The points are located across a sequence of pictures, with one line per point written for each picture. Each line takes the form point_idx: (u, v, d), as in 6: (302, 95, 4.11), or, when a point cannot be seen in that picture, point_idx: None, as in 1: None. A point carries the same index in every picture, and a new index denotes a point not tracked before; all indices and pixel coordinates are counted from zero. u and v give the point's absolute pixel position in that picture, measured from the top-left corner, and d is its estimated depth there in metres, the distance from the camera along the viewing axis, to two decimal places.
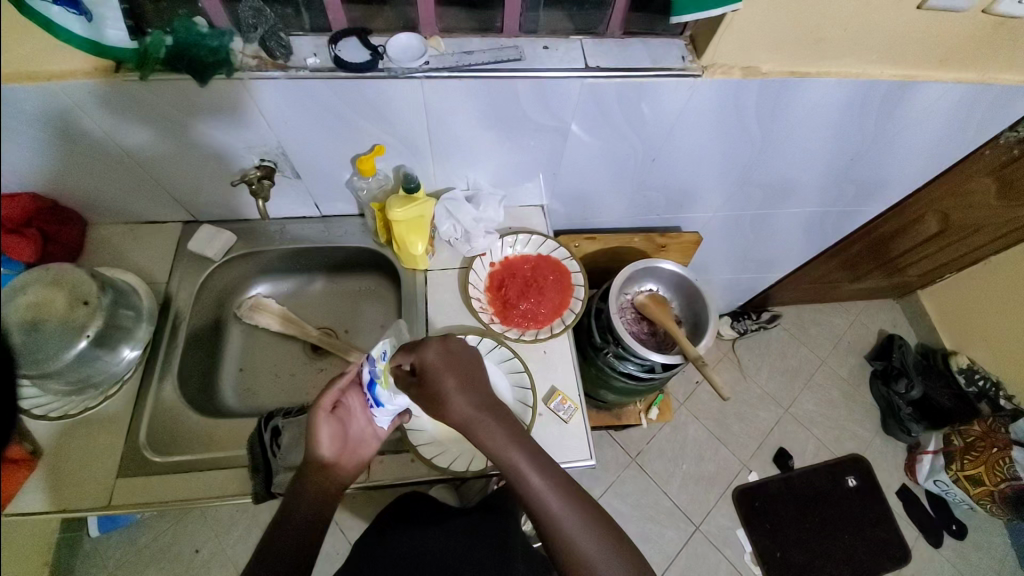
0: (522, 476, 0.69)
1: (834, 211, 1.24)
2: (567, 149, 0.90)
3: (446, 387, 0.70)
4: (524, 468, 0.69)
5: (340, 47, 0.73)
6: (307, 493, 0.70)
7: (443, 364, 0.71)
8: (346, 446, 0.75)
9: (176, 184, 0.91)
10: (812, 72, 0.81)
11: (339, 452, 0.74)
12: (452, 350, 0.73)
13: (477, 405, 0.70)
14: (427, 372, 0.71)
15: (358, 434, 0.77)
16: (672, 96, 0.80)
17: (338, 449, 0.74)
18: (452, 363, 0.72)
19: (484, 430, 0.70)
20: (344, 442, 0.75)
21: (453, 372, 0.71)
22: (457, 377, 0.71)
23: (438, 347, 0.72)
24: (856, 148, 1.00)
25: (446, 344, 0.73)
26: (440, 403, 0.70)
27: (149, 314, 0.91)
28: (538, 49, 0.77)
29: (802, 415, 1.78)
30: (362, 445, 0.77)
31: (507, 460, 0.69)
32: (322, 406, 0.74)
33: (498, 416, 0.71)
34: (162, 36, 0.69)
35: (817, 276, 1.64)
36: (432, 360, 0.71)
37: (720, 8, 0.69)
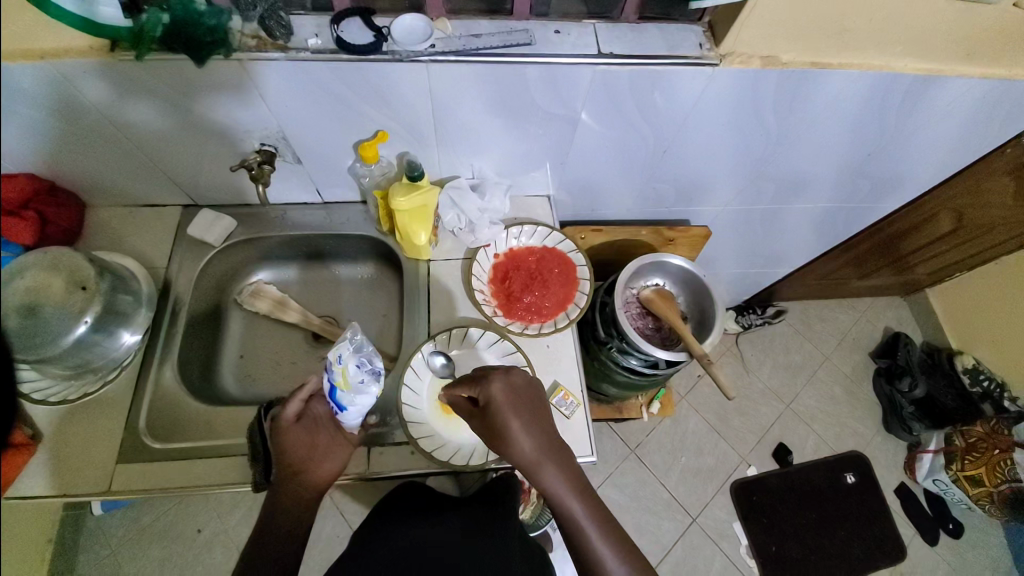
0: (577, 523, 0.68)
1: (847, 207, 1.21)
2: (575, 139, 0.88)
3: (509, 426, 0.70)
4: (580, 516, 0.68)
5: (343, 28, 0.70)
6: (282, 499, 0.72)
7: (508, 403, 0.71)
8: (317, 450, 0.75)
9: (175, 166, 0.89)
10: (835, 63, 0.77)
11: (307, 458, 0.74)
12: (516, 387, 0.73)
13: (539, 448, 0.69)
14: (492, 408, 0.71)
15: (327, 440, 0.76)
16: (686, 85, 0.77)
17: (307, 455, 0.74)
18: (517, 401, 0.72)
19: (544, 473, 0.69)
20: (315, 446, 0.75)
21: (518, 412, 0.71)
22: (519, 414, 0.71)
23: (503, 384, 0.72)
24: (873, 143, 0.97)
25: (510, 379, 0.73)
26: (502, 441, 0.70)
27: (148, 299, 0.89)
28: (549, 34, 0.74)
29: (804, 411, 1.77)
30: (334, 449, 0.76)
31: (563, 505, 0.68)
32: (286, 415, 0.76)
33: (560, 459, 0.70)
34: (159, 14, 0.66)
35: (826, 272, 1.62)
36: (495, 396, 0.71)
37: None
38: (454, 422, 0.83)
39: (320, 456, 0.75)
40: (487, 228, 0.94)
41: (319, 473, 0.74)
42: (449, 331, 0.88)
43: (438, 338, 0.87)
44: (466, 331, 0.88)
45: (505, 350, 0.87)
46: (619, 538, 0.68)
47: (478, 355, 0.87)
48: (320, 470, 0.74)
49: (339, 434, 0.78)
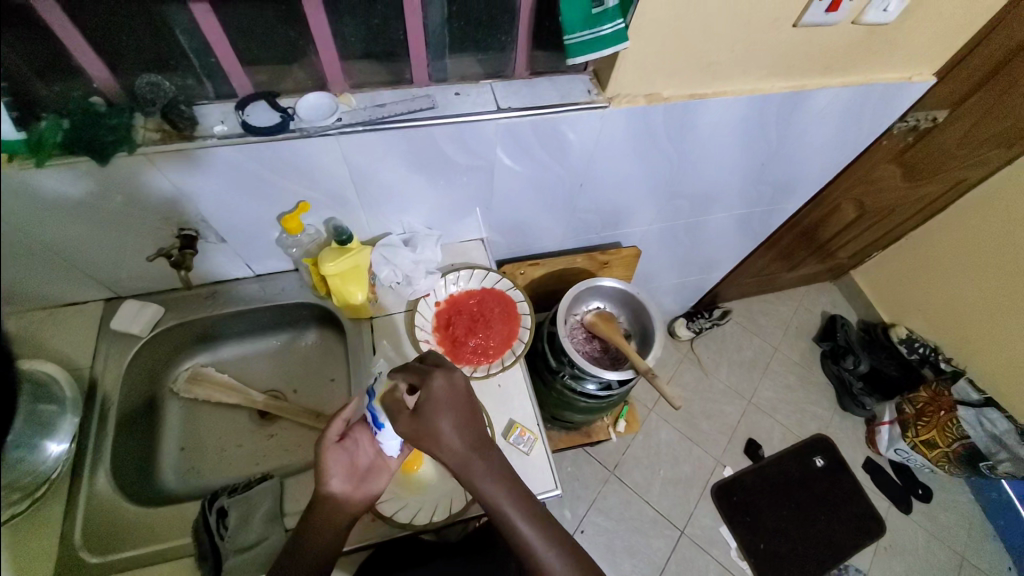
0: (499, 507, 0.66)
1: (759, 211, 1.32)
2: (496, 183, 0.92)
3: (441, 429, 0.65)
4: (522, 530, 0.66)
5: (247, 112, 0.71)
6: (316, 528, 0.69)
7: (446, 404, 0.66)
8: (358, 476, 0.73)
9: (89, 262, 0.87)
10: (709, 93, 0.87)
11: (347, 484, 0.72)
12: (457, 392, 0.68)
13: (467, 446, 0.66)
14: (425, 411, 0.65)
15: (367, 464, 0.74)
16: (585, 127, 0.84)
17: (347, 481, 0.72)
18: (456, 402, 0.67)
19: (478, 486, 0.66)
20: (354, 471, 0.73)
21: (455, 412, 0.66)
22: (454, 417, 0.66)
23: (443, 383, 0.66)
24: (766, 153, 1.07)
25: (452, 380, 0.68)
26: (433, 442, 0.66)
27: (73, 404, 0.84)
28: (450, 96, 0.78)
29: (764, 403, 1.85)
30: (374, 475, 0.74)
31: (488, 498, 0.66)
32: (329, 437, 0.73)
33: (484, 455, 0.68)
34: (59, 120, 0.66)
35: (758, 268, 1.74)
36: (433, 395, 0.65)
37: (610, 47, 0.67)
38: (407, 483, 0.82)
39: (359, 486, 0.72)
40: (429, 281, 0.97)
41: (354, 501, 0.71)
42: None
43: None
44: None
45: None
46: (535, 512, 0.68)
47: None
48: (359, 498, 0.72)
49: (379, 459, 0.75)
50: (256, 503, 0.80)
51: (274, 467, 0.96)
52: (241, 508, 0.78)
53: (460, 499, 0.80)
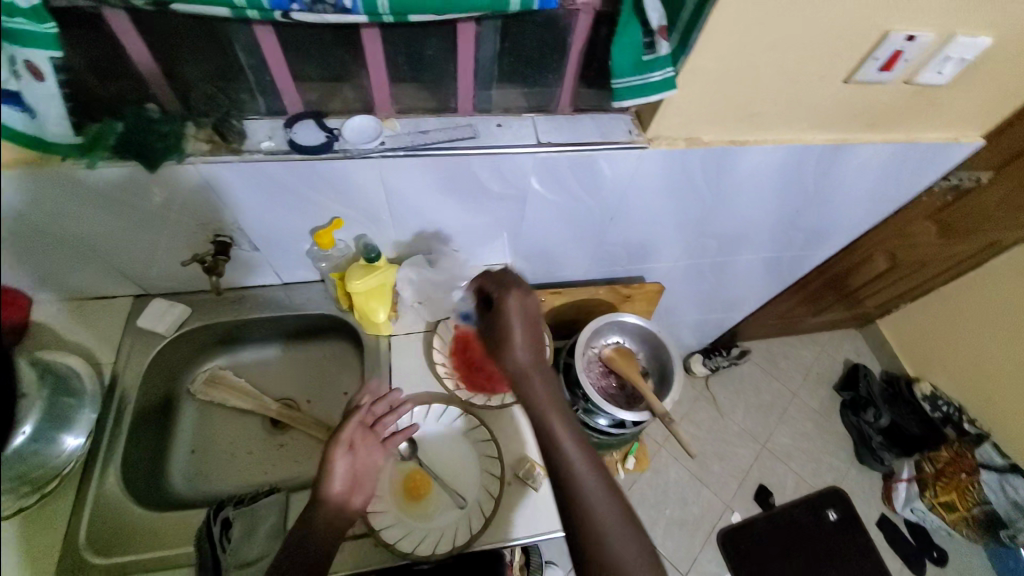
0: (548, 423, 0.72)
1: (789, 255, 1.30)
2: (528, 212, 0.92)
3: (511, 337, 0.76)
4: (567, 450, 0.70)
5: (295, 130, 0.73)
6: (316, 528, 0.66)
7: (517, 317, 0.76)
8: (360, 480, 0.72)
9: (124, 260, 0.89)
10: (750, 140, 0.86)
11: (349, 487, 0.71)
12: (529, 312, 0.77)
13: (531, 360, 0.76)
14: (500, 317, 0.77)
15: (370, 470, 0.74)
16: (621, 166, 0.84)
17: (348, 485, 0.71)
18: (527, 320, 0.77)
19: (533, 395, 0.74)
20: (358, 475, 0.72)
21: (526, 326, 0.77)
22: (524, 332, 0.76)
23: (519, 299, 0.77)
24: (801, 201, 1.05)
25: (526, 300, 0.77)
26: (501, 345, 0.77)
27: (91, 400, 0.85)
28: (491, 127, 0.78)
29: (779, 449, 1.80)
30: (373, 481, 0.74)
31: (540, 411, 0.73)
32: (341, 439, 0.73)
33: (544, 374, 0.76)
34: (113, 124, 0.68)
35: (782, 311, 1.71)
36: (509, 305, 0.76)
37: (657, 93, 0.68)
38: (416, 506, 0.82)
39: (360, 490, 0.72)
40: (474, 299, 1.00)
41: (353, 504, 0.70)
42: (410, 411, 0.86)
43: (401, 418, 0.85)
44: (426, 409, 0.88)
45: (469, 425, 0.88)
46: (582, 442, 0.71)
47: (442, 431, 0.88)
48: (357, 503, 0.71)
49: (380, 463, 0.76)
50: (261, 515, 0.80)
51: (281, 479, 0.96)
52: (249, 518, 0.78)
53: (466, 531, 0.79)
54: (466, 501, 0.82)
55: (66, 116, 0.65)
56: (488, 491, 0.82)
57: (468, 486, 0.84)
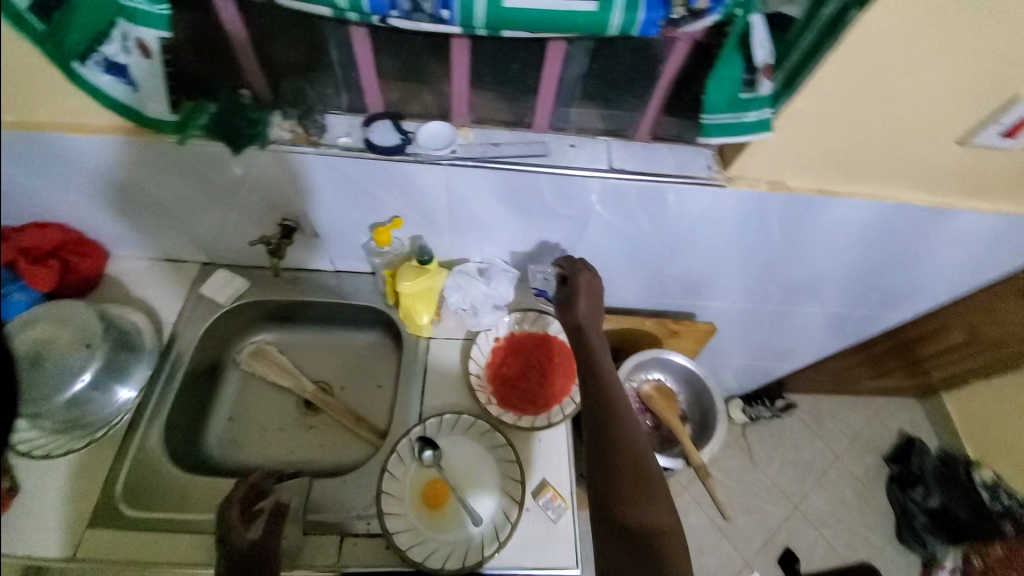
0: (597, 372, 0.78)
1: (857, 314, 1.20)
2: (585, 235, 0.89)
3: (576, 303, 0.83)
4: (611, 396, 0.75)
5: (372, 128, 0.74)
6: None
7: (586, 289, 0.83)
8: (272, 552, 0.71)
9: (195, 229, 0.93)
10: (839, 191, 0.80)
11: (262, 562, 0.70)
12: (594, 289, 0.84)
13: (589, 326, 0.82)
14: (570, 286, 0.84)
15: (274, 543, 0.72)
16: (695, 201, 0.80)
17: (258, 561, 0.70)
18: (592, 294, 0.84)
19: (588, 350, 0.80)
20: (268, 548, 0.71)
21: (590, 300, 0.84)
22: (587, 303, 0.83)
23: (590, 275, 0.85)
24: (881, 260, 0.97)
25: (594, 279, 0.85)
26: (564, 307, 0.84)
27: (149, 356, 0.90)
28: (565, 147, 0.76)
29: (811, 513, 1.69)
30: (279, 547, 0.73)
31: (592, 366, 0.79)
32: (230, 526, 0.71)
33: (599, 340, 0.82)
34: (206, 104, 0.70)
35: (836, 369, 1.60)
36: (580, 279, 0.84)
37: (750, 134, 0.67)
38: (437, 519, 0.81)
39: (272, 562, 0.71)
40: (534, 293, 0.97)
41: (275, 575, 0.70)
42: (438, 417, 0.87)
43: (428, 423, 0.86)
44: (456, 418, 0.87)
45: (495, 442, 0.87)
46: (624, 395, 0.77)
47: (466, 443, 0.87)
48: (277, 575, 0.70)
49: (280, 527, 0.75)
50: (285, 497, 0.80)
51: (306, 461, 0.98)
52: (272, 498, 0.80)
53: (475, 553, 0.77)
54: (482, 519, 0.80)
55: (166, 94, 0.68)
56: (506, 516, 0.80)
57: (486, 505, 0.82)
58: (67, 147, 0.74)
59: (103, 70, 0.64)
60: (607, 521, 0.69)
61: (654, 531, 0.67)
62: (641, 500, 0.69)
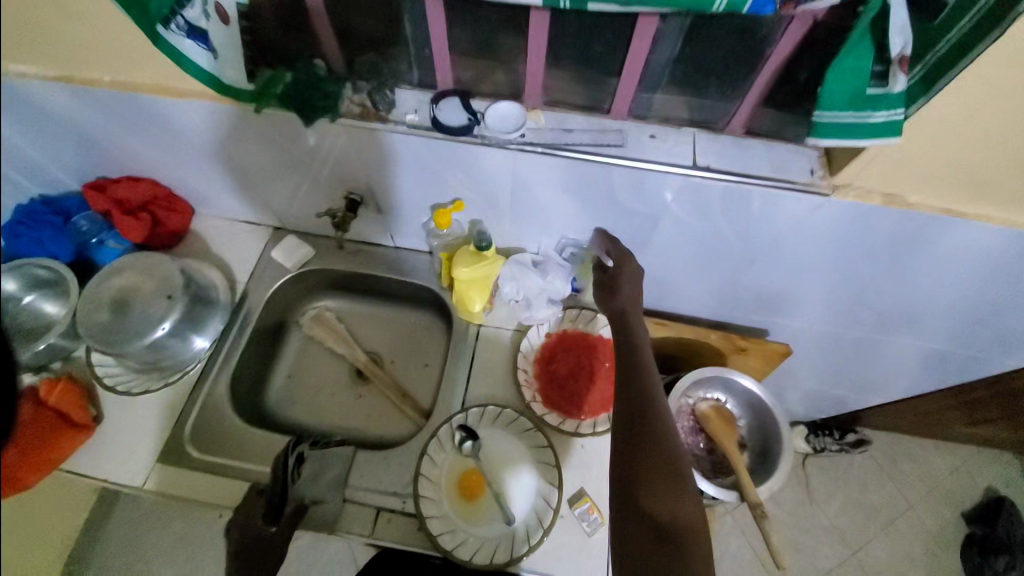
0: (632, 358, 0.75)
1: (964, 354, 1.04)
2: (654, 235, 0.83)
3: (619, 289, 0.79)
4: (643, 384, 0.72)
5: (439, 107, 0.71)
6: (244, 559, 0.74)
7: (631, 275, 0.79)
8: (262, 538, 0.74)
9: (269, 194, 0.96)
10: (971, 212, 0.67)
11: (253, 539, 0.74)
12: (637, 277, 0.79)
13: (629, 311, 0.78)
14: (615, 273, 0.80)
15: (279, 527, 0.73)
16: (787, 209, 0.70)
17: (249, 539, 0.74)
18: (635, 281, 0.79)
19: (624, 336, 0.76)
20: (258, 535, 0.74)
21: (633, 285, 0.79)
22: (630, 289, 0.79)
23: (636, 265, 0.80)
24: (1011, 297, 0.82)
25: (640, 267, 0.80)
26: (606, 292, 0.80)
27: (223, 309, 0.95)
28: (643, 138, 0.70)
29: (871, 563, 1.53)
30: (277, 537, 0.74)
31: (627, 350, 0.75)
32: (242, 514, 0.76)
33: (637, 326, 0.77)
34: (284, 73, 0.71)
35: (927, 410, 1.41)
36: (625, 267, 0.79)
37: (872, 139, 0.58)
38: (467, 512, 0.79)
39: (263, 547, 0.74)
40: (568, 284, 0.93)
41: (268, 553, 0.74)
42: (482, 408, 0.85)
43: (470, 412, 0.85)
44: (499, 411, 0.85)
45: (536, 442, 0.83)
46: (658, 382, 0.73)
47: (508, 438, 0.84)
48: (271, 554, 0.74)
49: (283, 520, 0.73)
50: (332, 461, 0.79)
51: (352, 428, 1.01)
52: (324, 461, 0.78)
53: (505, 551, 0.75)
54: (513, 519, 0.78)
55: (241, 61, 0.69)
56: (539, 519, 0.77)
57: (519, 504, 0.79)
58: (160, 107, 0.78)
59: (184, 35, 0.66)
60: (628, 504, 0.66)
61: (676, 529, 0.62)
62: (672, 491, 0.65)
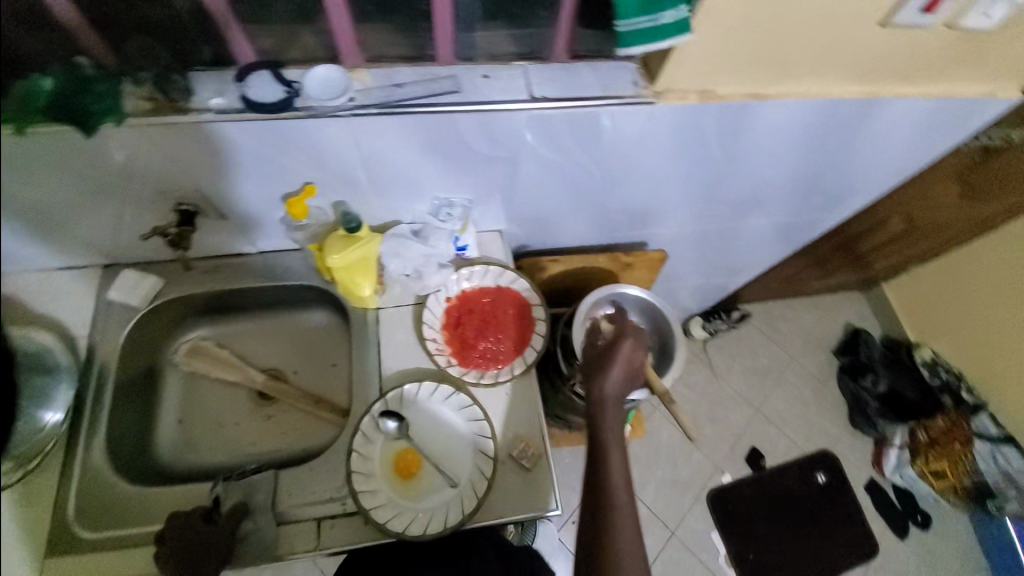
0: (604, 448, 0.80)
1: (798, 221, 1.22)
2: (518, 176, 0.84)
3: (609, 375, 0.83)
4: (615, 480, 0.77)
5: (247, 82, 0.64)
6: None
7: (624, 361, 0.84)
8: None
9: (81, 230, 0.81)
10: (770, 93, 0.76)
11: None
12: (631, 365, 0.84)
13: (613, 396, 0.82)
14: (610, 357, 0.85)
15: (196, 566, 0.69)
16: (626, 124, 0.74)
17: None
18: (626, 368, 0.84)
19: (602, 427, 0.80)
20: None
21: (622, 373, 0.84)
22: (619, 373, 0.83)
23: (635, 349, 0.84)
24: (821, 162, 0.95)
25: (631, 359, 0.84)
26: (597, 372, 0.84)
27: (67, 374, 0.82)
28: (476, 79, 0.69)
29: (772, 413, 1.81)
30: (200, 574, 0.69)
31: (604, 443, 0.80)
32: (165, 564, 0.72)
33: (617, 417, 0.82)
34: (40, 80, 0.60)
35: (785, 275, 1.65)
36: (624, 350, 0.84)
37: (668, 38, 0.61)
38: (409, 489, 0.78)
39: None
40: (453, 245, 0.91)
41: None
42: (399, 390, 0.81)
43: (389, 397, 0.81)
44: (418, 386, 0.82)
45: (461, 403, 0.82)
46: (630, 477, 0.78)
47: (434, 409, 0.83)
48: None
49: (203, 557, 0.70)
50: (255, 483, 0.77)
51: (269, 452, 0.94)
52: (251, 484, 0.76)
53: (456, 512, 0.75)
54: (459, 480, 0.78)
55: None
56: (481, 472, 0.78)
57: (460, 466, 0.80)
58: None
59: None
60: None
61: None
62: None
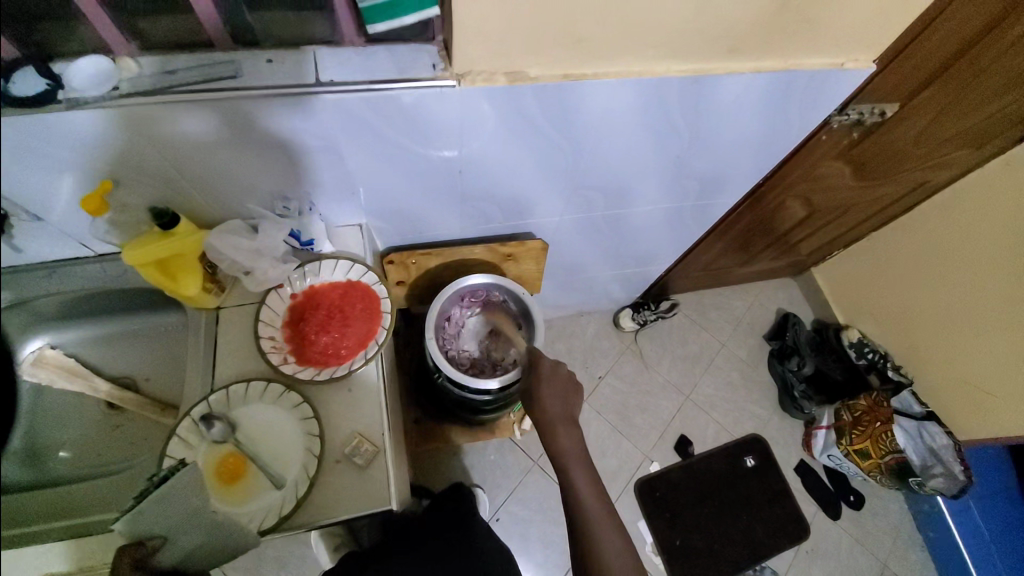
0: (564, 462, 0.91)
1: (687, 206, 1.21)
2: (352, 166, 0.81)
3: (544, 395, 0.94)
4: (579, 483, 0.89)
5: (11, 80, 0.61)
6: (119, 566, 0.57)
7: (556, 378, 0.95)
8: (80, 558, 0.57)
9: None
10: (588, 73, 0.74)
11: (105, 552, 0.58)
12: (551, 376, 0.96)
13: (562, 413, 0.93)
14: (541, 376, 0.96)
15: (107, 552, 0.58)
16: (437, 109, 0.73)
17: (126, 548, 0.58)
18: (553, 382, 0.95)
19: (562, 449, 0.91)
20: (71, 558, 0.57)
21: (554, 389, 0.95)
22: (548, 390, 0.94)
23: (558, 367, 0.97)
24: (681, 142, 0.94)
25: (554, 369, 0.96)
26: (534, 401, 0.95)
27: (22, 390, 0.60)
28: (258, 63, 0.66)
29: (702, 400, 1.80)
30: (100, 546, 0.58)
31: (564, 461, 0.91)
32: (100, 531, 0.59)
33: (571, 432, 0.93)
34: None
35: (708, 261, 1.64)
36: (547, 367, 0.97)
37: (414, 14, 0.62)
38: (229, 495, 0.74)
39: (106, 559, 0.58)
40: (291, 236, 0.87)
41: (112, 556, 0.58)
42: (224, 391, 0.79)
43: (214, 399, 0.78)
44: (245, 387, 0.79)
45: (293, 402, 0.80)
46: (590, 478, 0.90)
47: (262, 410, 0.79)
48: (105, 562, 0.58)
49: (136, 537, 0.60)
50: (174, 497, 0.60)
51: (116, 463, 0.90)
52: (157, 506, 0.58)
53: (276, 514, 0.73)
54: (284, 481, 0.75)
55: None
56: (306, 472, 0.76)
57: (288, 466, 0.77)
58: None
59: None
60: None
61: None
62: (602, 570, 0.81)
